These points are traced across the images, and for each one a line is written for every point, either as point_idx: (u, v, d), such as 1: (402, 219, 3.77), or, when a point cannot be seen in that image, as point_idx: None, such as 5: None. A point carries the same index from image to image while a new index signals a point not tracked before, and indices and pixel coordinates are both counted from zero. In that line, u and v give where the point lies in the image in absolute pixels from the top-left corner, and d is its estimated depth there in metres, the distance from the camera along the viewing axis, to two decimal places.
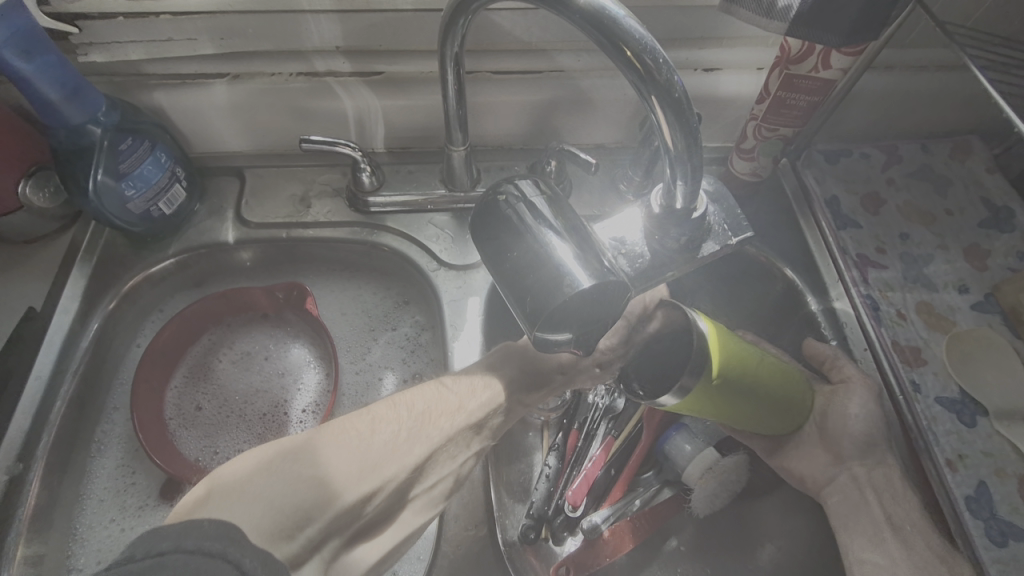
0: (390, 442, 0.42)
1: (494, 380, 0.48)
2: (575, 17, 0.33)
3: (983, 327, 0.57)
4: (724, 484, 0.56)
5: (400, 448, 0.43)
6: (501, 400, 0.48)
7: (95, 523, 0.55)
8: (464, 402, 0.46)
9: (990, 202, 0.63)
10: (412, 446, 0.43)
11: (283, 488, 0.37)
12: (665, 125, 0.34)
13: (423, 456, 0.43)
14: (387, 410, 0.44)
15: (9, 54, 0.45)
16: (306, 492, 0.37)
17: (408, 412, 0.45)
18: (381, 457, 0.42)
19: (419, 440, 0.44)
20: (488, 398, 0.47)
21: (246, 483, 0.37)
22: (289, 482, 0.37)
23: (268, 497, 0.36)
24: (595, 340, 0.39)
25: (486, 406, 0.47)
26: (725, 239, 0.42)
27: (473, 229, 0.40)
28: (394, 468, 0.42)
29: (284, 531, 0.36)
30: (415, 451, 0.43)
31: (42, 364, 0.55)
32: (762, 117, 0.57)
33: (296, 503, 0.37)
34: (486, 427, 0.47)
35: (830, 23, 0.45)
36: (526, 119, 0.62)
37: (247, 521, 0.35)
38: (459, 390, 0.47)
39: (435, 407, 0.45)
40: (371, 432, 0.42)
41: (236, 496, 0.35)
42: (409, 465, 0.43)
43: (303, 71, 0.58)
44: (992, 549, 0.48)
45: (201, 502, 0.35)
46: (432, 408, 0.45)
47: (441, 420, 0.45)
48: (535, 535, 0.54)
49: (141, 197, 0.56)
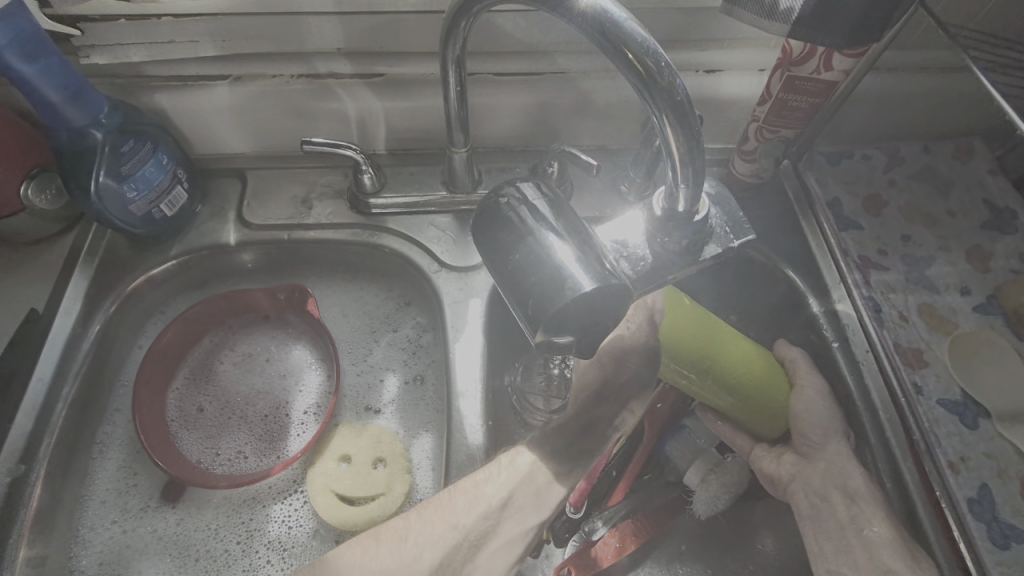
0: (396, 552, 0.43)
1: (518, 460, 0.48)
2: (576, 20, 0.33)
3: (985, 328, 0.57)
4: (726, 487, 0.57)
5: (405, 556, 0.43)
6: (523, 477, 0.47)
7: (96, 525, 0.55)
8: (484, 491, 0.46)
9: (992, 203, 0.63)
10: (423, 552, 0.43)
11: None
12: (668, 128, 0.34)
13: (435, 559, 0.43)
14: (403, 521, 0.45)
15: (12, 56, 0.45)
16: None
17: (425, 516, 0.45)
18: (386, 569, 0.42)
19: (431, 542, 0.44)
20: (512, 483, 0.46)
21: None
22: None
23: None
24: (597, 345, 0.40)
25: (509, 490, 0.46)
26: (727, 242, 0.42)
27: (475, 232, 0.40)
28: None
29: None
30: (426, 558, 0.43)
31: (44, 366, 0.55)
32: (763, 118, 0.58)
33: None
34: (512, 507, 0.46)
35: (832, 23, 0.45)
36: (527, 121, 0.62)
37: None
38: (484, 479, 0.47)
39: (453, 503, 0.45)
40: (375, 547, 0.44)
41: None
42: (421, 571, 0.42)
43: (304, 72, 0.58)
44: (995, 552, 0.48)
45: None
46: (449, 507, 0.45)
47: (453, 517, 0.45)
48: (535, 539, 0.54)
49: (143, 199, 0.56)
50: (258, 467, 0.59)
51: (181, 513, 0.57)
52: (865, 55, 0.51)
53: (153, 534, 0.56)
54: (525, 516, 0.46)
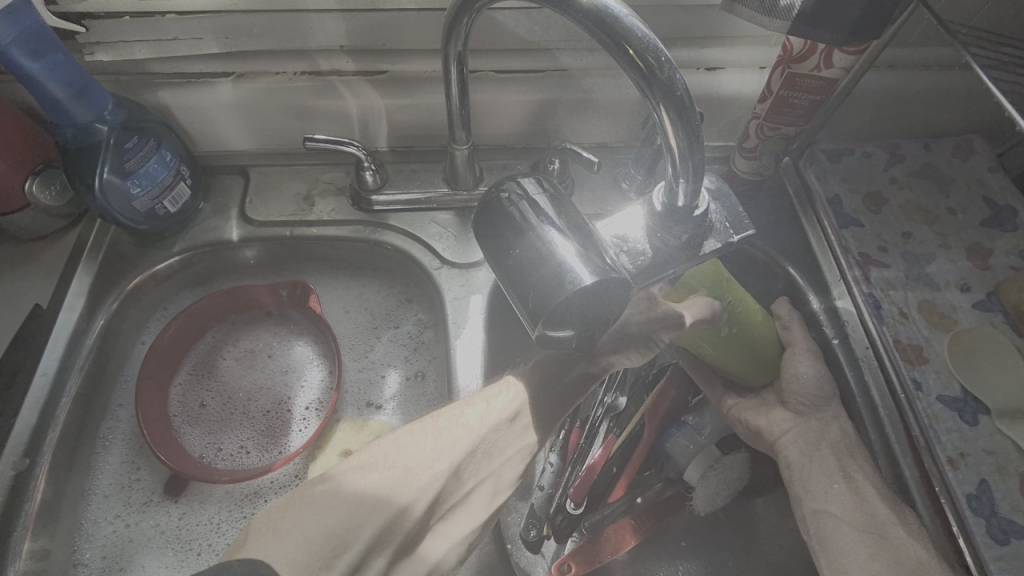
0: (418, 453, 0.45)
1: (519, 377, 0.52)
2: (577, 16, 0.33)
3: (985, 325, 0.57)
4: (725, 483, 0.57)
5: (426, 459, 0.45)
6: (527, 397, 0.51)
7: (100, 519, 0.55)
8: (488, 404, 0.49)
9: (993, 201, 0.63)
10: (439, 456, 0.45)
11: (328, 515, 0.39)
12: (668, 123, 0.34)
13: (452, 464, 0.46)
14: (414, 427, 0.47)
15: (17, 53, 0.45)
16: (338, 517, 0.39)
17: (431, 429, 0.47)
18: (409, 469, 0.44)
19: (448, 449, 0.46)
20: (520, 398, 0.50)
21: (280, 520, 0.38)
22: (326, 508, 0.39)
23: (301, 529, 0.38)
24: (598, 338, 0.40)
25: (517, 406, 0.50)
26: (727, 237, 0.41)
27: (477, 228, 0.41)
28: (427, 476, 0.44)
29: (324, 560, 0.38)
30: (443, 463, 0.45)
31: (48, 361, 0.56)
32: (764, 116, 0.58)
33: (329, 529, 0.39)
34: (515, 421, 0.50)
35: (833, 20, 0.45)
36: (528, 118, 0.63)
37: (286, 558, 0.37)
38: (490, 395, 0.50)
39: (465, 413, 0.48)
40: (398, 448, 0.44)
41: (270, 535, 0.37)
42: (442, 471, 0.45)
43: (307, 69, 0.59)
44: (995, 547, 0.48)
45: (243, 544, 0.37)
46: (461, 419, 0.48)
47: (462, 430, 0.47)
48: (535, 535, 0.55)
49: (146, 195, 0.57)
50: (260, 462, 0.59)
51: (183, 507, 0.57)
52: (866, 52, 0.51)
53: (156, 528, 0.56)
54: (526, 429, 0.50)
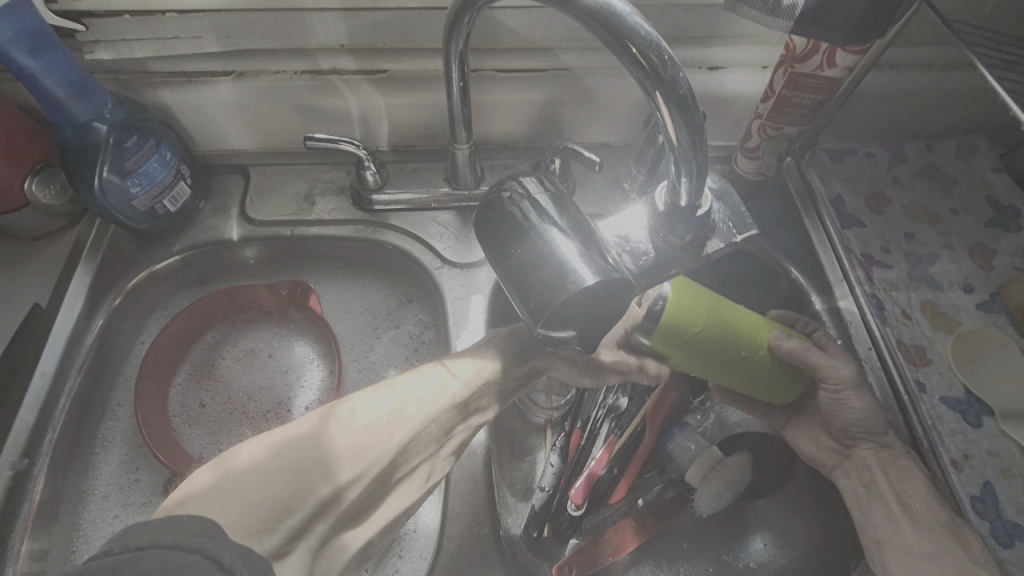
0: (369, 425, 0.42)
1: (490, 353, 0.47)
2: (581, 14, 0.33)
3: (988, 326, 0.57)
4: (728, 484, 0.57)
5: (378, 432, 0.42)
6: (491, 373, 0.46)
7: (98, 519, 0.55)
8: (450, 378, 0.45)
9: (996, 201, 0.63)
10: (393, 429, 0.42)
11: (266, 482, 0.38)
12: (671, 122, 0.34)
13: (403, 440, 0.42)
14: (367, 395, 0.44)
15: (15, 51, 0.45)
16: (282, 481, 0.38)
17: (387, 398, 0.43)
18: (360, 442, 0.41)
19: (400, 422, 0.43)
20: (482, 372, 0.46)
21: (224, 483, 0.38)
22: (270, 474, 0.38)
23: (244, 493, 0.37)
24: (598, 339, 0.39)
25: (476, 384, 0.45)
26: (730, 237, 0.41)
27: (478, 227, 0.41)
28: (375, 452, 0.41)
29: (265, 525, 0.37)
30: (396, 436, 0.42)
31: (47, 361, 0.55)
32: (766, 115, 0.57)
33: (273, 495, 0.38)
34: (471, 401, 0.46)
35: (836, 20, 0.45)
36: (529, 117, 0.62)
37: (227, 517, 0.36)
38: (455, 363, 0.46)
39: (421, 385, 0.44)
40: (349, 420, 0.41)
41: (215, 493, 0.37)
42: (391, 447, 0.42)
43: (307, 68, 0.58)
44: (999, 549, 0.48)
45: (183, 501, 0.37)
46: (417, 390, 0.44)
47: (420, 404, 0.44)
48: (537, 534, 0.54)
49: (146, 194, 0.57)
50: None
51: None
52: (869, 51, 0.51)
53: None
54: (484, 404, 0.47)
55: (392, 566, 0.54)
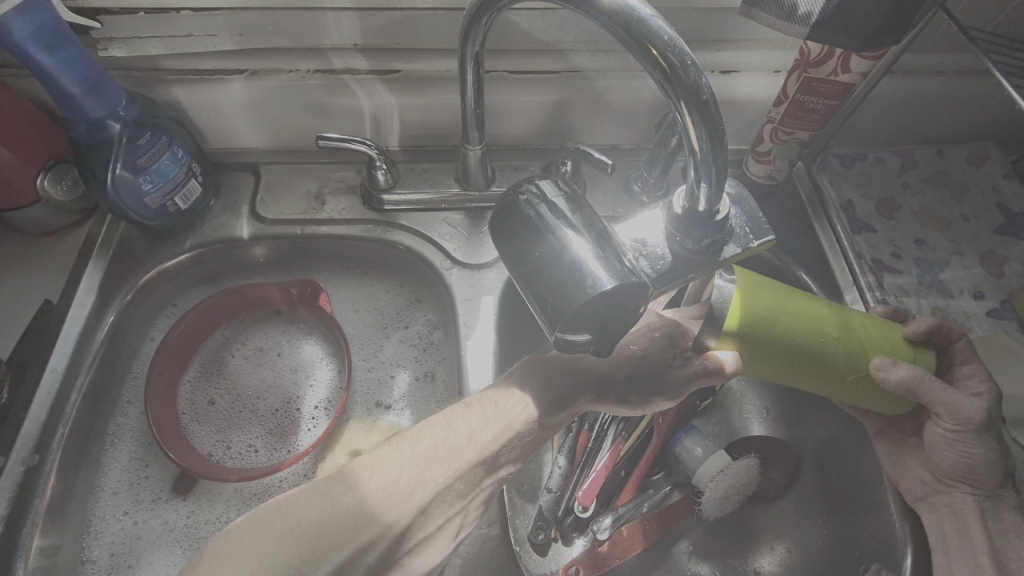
0: (389, 482, 0.42)
1: (523, 401, 0.48)
2: (600, 17, 0.33)
3: (999, 333, 0.57)
4: (735, 488, 0.56)
5: (399, 493, 0.42)
6: (512, 427, 0.46)
7: (108, 516, 0.55)
8: (475, 434, 0.45)
9: (1007, 208, 0.63)
10: (415, 489, 0.42)
11: (274, 546, 0.38)
12: (691, 124, 0.34)
13: (425, 500, 0.42)
14: (389, 449, 0.44)
15: (32, 48, 0.45)
16: (298, 546, 0.38)
17: (410, 452, 0.44)
18: (380, 501, 0.41)
19: (421, 483, 0.43)
20: (504, 432, 0.46)
21: (233, 544, 0.38)
22: (283, 535, 0.38)
23: (255, 555, 0.38)
24: (614, 342, 0.40)
25: (498, 439, 0.46)
26: (747, 242, 0.40)
27: (495, 229, 0.40)
28: (396, 511, 0.41)
29: None
30: (418, 495, 0.42)
31: (58, 357, 0.55)
32: (779, 120, 0.57)
33: (286, 560, 0.38)
34: (495, 457, 0.46)
35: (851, 26, 0.44)
36: (541, 118, 0.62)
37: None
38: (479, 417, 0.46)
39: (444, 440, 0.45)
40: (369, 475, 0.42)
41: (225, 556, 0.38)
42: (410, 510, 0.42)
43: (320, 67, 0.58)
44: None
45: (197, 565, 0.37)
46: (438, 453, 0.44)
47: (443, 463, 0.44)
48: (543, 538, 0.54)
49: (158, 191, 0.57)
50: (269, 461, 0.59)
51: (192, 505, 0.57)
52: (884, 57, 0.51)
53: (164, 525, 0.56)
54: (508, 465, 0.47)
55: None
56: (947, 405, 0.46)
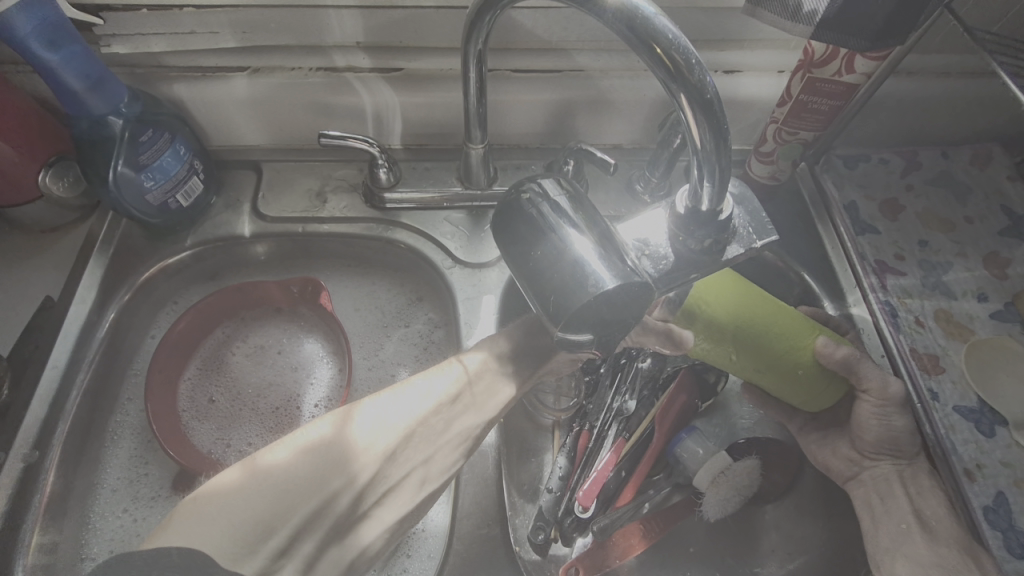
0: (360, 434, 0.43)
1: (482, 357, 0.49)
2: (606, 15, 0.33)
3: (1002, 336, 0.57)
4: (736, 489, 0.56)
5: (359, 447, 0.42)
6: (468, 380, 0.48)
7: (107, 513, 0.55)
8: (433, 390, 0.46)
9: (1011, 210, 0.63)
10: (376, 438, 0.43)
11: (242, 503, 0.38)
12: (694, 123, 0.34)
13: (388, 445, 0.43)
14: (369, 400, 0.45)
15: (35, 44, 0.45)
16: (265, 502, 0.39)
17: (373, 404, 0.45)
18: (347, 452, 0.42)
19: (383, 433, 0.44)
20: (461, 393, 0.47)
21: (205, 502, 0.38)
22: (252, 494, 0.38)
23: (228, 512, 0.38)
24: (615, 341, 0.40)
25: (457, 387, 0.47)
26: (750, 242, 0.40)
27: (497, 230, 0.40)
28: (364, 456, 0.42)
29: (248, 546, 0.38)
30: (382, 441, 0.43)
31: (58, 354, 0.55)
32: (783, 120, 0.57)
33: (257, 515, 0.38)
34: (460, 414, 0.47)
35: (857, 27, 0.44)
36: (543, 117, 0.62)
37: (205, 540, 0.36)
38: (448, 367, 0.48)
39: (409, 390, 0.46)
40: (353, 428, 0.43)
41: (195, 517, 0.37)
42: (375, 455, 0.43)
43: (322, 65, 0.58)
44: (1008, 558, 0.48)
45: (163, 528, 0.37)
46: (390, 408, 0.45)
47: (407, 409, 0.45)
48: (543, 538, 0.53)
49: (160, 188, 0.56)
50: None
51: None
52: (888, 59, 0.50)
53: None
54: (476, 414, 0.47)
55: (401, 565, 0.55)
56: (879, 382, 0.49)
